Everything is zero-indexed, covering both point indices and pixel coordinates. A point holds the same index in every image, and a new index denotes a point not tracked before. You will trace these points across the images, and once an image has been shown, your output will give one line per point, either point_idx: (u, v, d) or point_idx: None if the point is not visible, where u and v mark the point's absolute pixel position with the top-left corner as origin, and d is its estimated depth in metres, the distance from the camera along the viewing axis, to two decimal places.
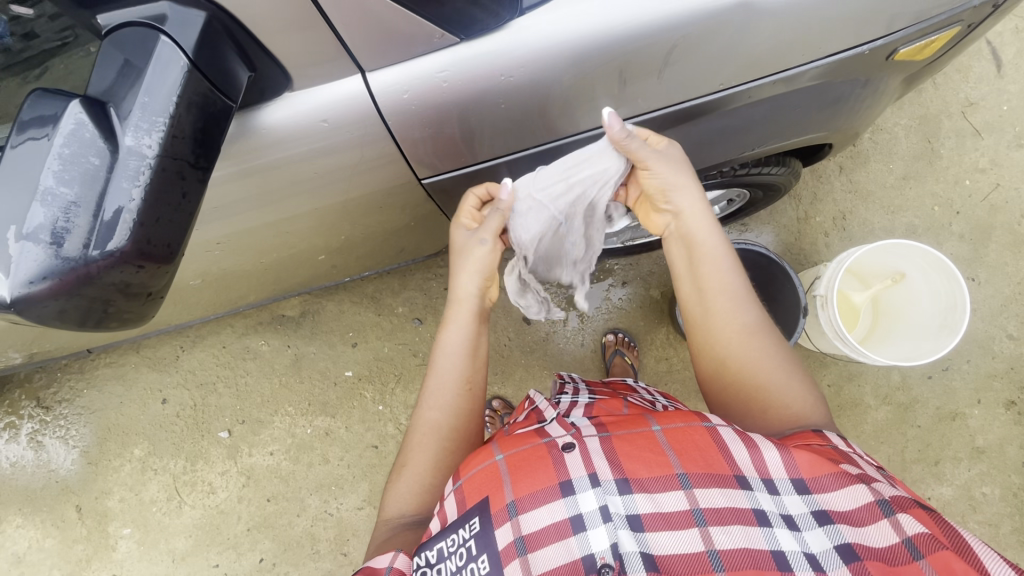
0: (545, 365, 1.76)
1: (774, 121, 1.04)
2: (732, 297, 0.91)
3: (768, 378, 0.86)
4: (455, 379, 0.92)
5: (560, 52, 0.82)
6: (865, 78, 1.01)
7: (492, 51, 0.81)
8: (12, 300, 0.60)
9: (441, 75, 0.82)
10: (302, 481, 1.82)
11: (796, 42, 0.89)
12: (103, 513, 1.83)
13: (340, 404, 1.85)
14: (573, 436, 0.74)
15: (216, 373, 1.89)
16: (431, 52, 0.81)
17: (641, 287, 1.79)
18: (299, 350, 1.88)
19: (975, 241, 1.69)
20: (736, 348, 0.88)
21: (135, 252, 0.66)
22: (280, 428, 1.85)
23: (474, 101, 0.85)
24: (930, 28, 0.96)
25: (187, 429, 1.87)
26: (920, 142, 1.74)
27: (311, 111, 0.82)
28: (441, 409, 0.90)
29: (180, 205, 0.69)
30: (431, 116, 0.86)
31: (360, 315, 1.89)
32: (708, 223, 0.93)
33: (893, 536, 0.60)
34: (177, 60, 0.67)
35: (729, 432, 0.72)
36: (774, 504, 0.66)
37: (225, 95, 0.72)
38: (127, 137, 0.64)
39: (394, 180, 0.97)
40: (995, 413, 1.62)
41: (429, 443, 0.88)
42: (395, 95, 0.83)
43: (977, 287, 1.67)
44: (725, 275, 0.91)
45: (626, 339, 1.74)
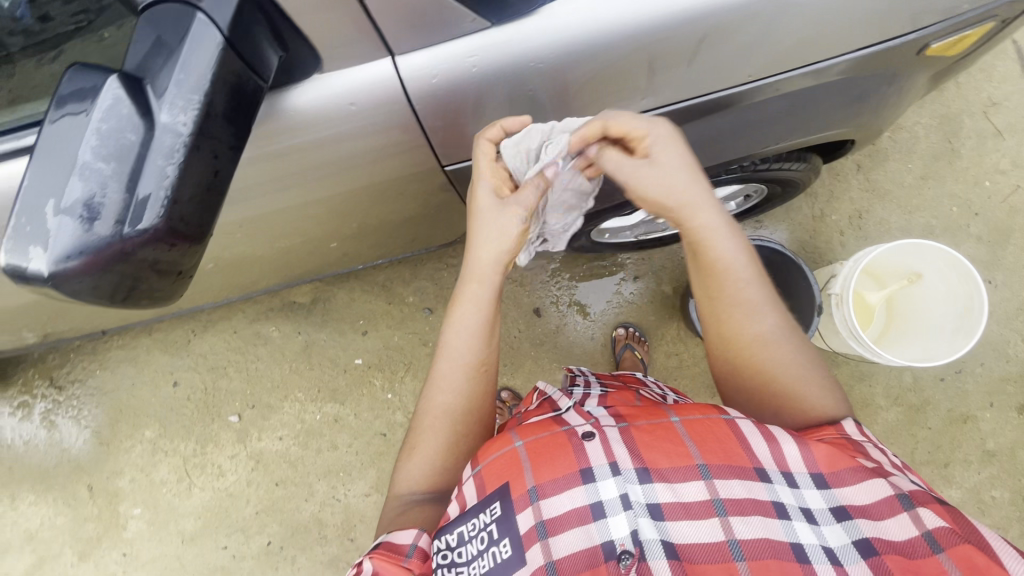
0: (554, 357, 1.77)
1: (797, 116, 1.03)
2: (748, 299, 0.86)
3: (789, 375, 0.84)
4: (466, 362, 0.88)
5: (591, 38, 0.81)
6: (894, 73, 1.00)
7: (523, 38, 0.81)
8: (50, 274, 0.60)
9: (472, 60, 0.82)
10: (310, 466, 1.83)
11: (827, 35, 0.88)
12: (114, 493, 1.86)
13: (349, 392, 1.86)
14: (593, 425, 0.74)
15: (227, 357, 1.90)
16: (461, 36, 0.80)
17: (653, 282, 1.78)
18: (309, 337, 1.89)
19: (994, 243, 1.67)
20: (751, 356, 0.85)
21: (168, 230, 0.66)
22: (289, 413, 1.86)
23: (502, 86, 0.85)
24: (961, 26, 0.95)
25: (197, 413, 1.89)
26: (941, 141, 1.72)
27: (336, 95, 0.82)
28: (451, 392, 0.88)
29: (212, 183, 0.70)
30: (457, 101, 0.85)
31: (371, 304, 1.89)
32: (712, 218, 0.85)
33: (912, 529, 0.60)
34: (211, 36, 0.66)
35: (748, 425, 0.73)
36: (792, 497, 0.66)
37: (256, 75, 0.72)
38: (163, 114, 0.63)
39: (415, 167, 0.97)
40: (1008, 417, 1.61)
41: (438, 426, 0.87)
42: (424, 79, 0.83)
43: (993, 290, 1.65)
44: (742, 286, 0.86)
45: (636, 334, 1.74)
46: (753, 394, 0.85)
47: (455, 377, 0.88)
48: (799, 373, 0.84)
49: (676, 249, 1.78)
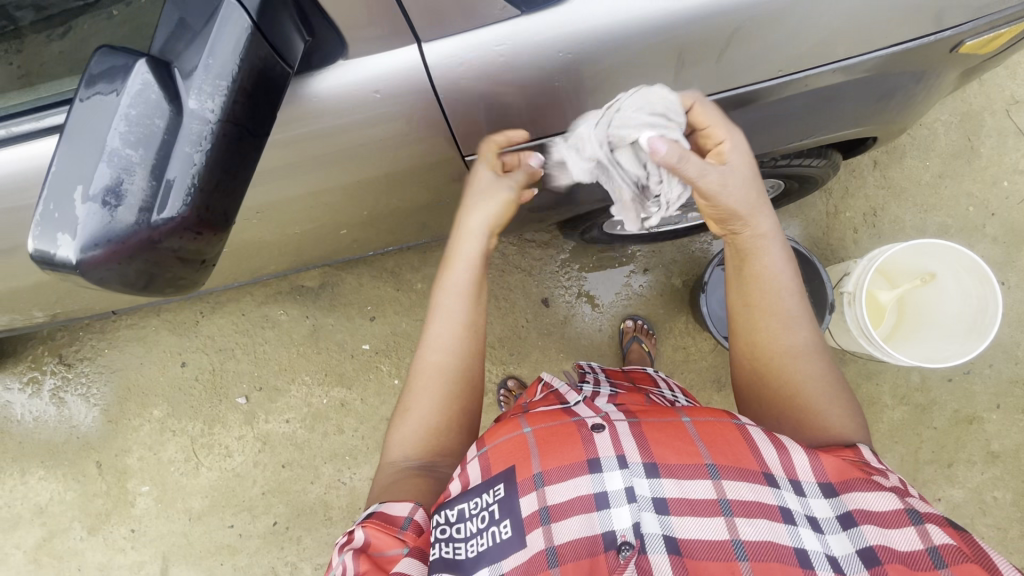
0: (562, 347, 1.77)
1: (823, 112, 1.01)
2: (790, 311, 0.89)
3: (813, 390, 0.85)
4: (457, 322, 0.89)
5: (621, 29, 0.80)
6: (924, 70, 0.98)
7: (552, 27, 0.79)
8: (78, 263, 0.60)
9: (497, 50, 0.80)
10: (317, 449, 1.85)
11: (861, 30, 0.85)
12: (123, 470, 1.88)
13: (356, 377, 1.86)
14: (603, 418, 0.75)
15: (235, 339, 1.91)
16: (490, 24, 0.79)
17: (662, 274, 1.77)
18: (317, 321, 1.89)
19: (1009, 244, 1.65)
20: (783, 362, 0.87)
21: (195, 219, 0.65)
22: (296, 397, 1.87)
23: (527, 76, 0.83)
24: (995, 25, 0.93)
25: (205, 393, 1.91)
26: (960, 139, 1.69)
27: (359, 82, 0.81)
28: (441, 351, 0.89)
29: (237, 171, 0.69)
30: (481, 90, 0.84)
31: (379, 290, 1.88)
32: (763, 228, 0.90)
33: (918, 542, 0.60)
34: (239, 21, 0.65)
35: (758, 432, 0.73)
36: (799, 504, 0.66)
37: (283, 60, 0.71)
38: (191, 100, 0.62)
39: (430, 156, 0.95)
40: (1014, 419, 1.61)
41: (430, 385, 0.88)
42: (450, 67, 0.81)
43: (1006, 291, 1.64)
44: (782, 297, 0.89)
45: (643, 327, 1.73)
46: (777, 398, 0.86)
47: (450, 339, 0.89)
48: (829, 391, 0.85)
49: (687, 242, 1.77)
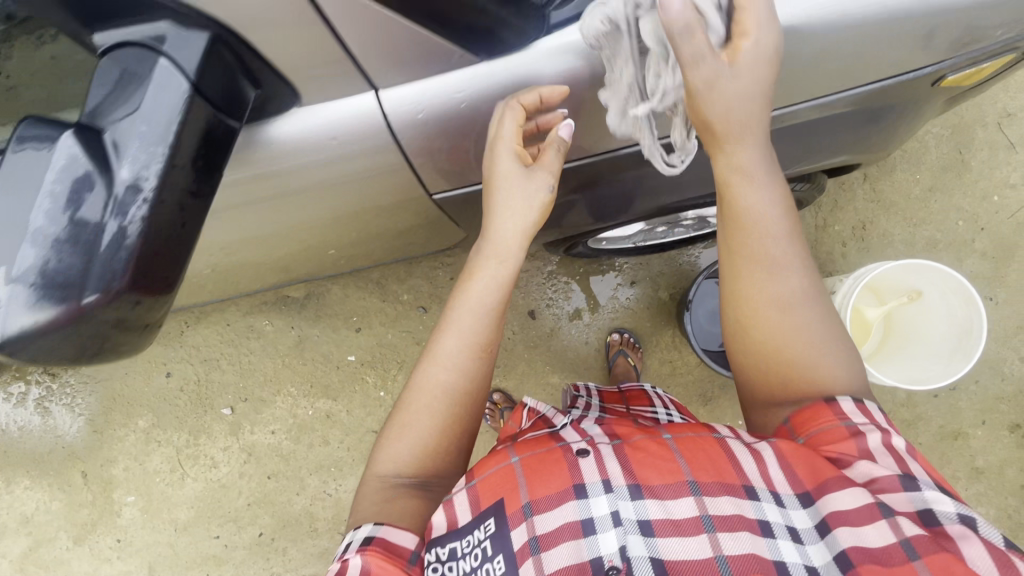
0: (548, 360, 1.76)
1: (801, 144, 1.01)
2: (778, 259, 0.83)
3: (802, 342, 0.82)
4: (472, 341, 0.88)
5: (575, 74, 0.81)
6: (907, 102, 0.96)
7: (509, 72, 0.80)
8: (8, 339, 0.61)
9: (457, 95, 0.81)
10: (302, 461, 1.85)
11: (833, 71, 0.85)
12: (108, 480, 1.88)
13: (342, 388, 1.85)
14: (588, 442, 0.76)
15: (220, 350, 1.90)
16: (447, 71, 0.79)
17: (650, 287, 1.76)
18: (302, 332, 1.88)
19: (997, 259, 1.64)
20: (766, 317, 0.83)
21: (133, 285, 0.66)
22: (281, 408, 1.87)
23: (488, 117, 0.84)
24: (976, 61, 0.91)
25: (190, 404, 1.90)
26: (951, 152, 1.67)
27: (318, 127, 0.81)
28: (452, 369, 0.87)
29: (178, 234, 0.70)
30: (442, 132, 0.84)
31: (365, 301, 1.87)
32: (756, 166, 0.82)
33: (889, 535, 0.60)
34: (177, 85, 0.65)
35: (738, 443, 0.74)
36: (779, 515, 0.67)
37: (229, 117, 0.71)
38: (123, 170, 0.63)
39: (401, 189, 0.94)
40: (998, 435, 1.61)
41: (429, 402, 0.86)
42: (409, 112, 0.81)
43: (993, 307, 1.63)
44: (773, 245, 0.83)
45: (630, 340, 1.73)
46: (763, 352, 0.83)
47: (459, 354, 0.88)
48: (816, 343, 0.82)
49: (675, 255, 1.76)
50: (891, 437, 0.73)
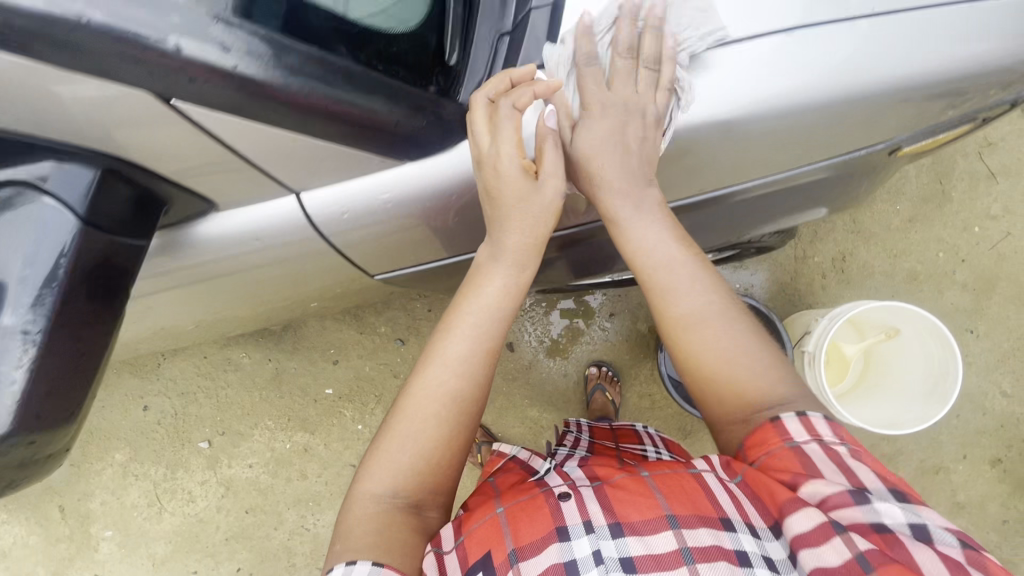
0: (526, 393, 1.74)
1: (764, 209, 1.04)
2: (673, 280, 0.84)
3: (715, 358, 0.80)
4: (477, 348, 0.82)
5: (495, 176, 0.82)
6: (866, 169, 0.98)
7: (430, 174, 0.80)
8: None
9: (379, 198, 0.81)
10: (280, 495, 1.83)
11: (787, 152, 0.87)
12: (86, 514, 1.86)
13: (320, 422, 1.84)
14: (570, 486, 0.77)
15: (197, 383, 1.88)
16: (367, 177, 0.80)
17: (629, 319, 1.74)
18: (279, 365, 1.86)
19: (978, 291, 1.62)
20: (677, 336, 0.83)
21: (27, 423, 0.72)
22: (259, 441, 1.85)
23: (417, 214, 0.85)
24: (936, 130, 0.94)
25: (168, 437, 1.87)
26: (931, 183, 1.65)
27: (246, 228, 0.84)
28: (453, 376, 0.81)
29: (76, 364, 0.75)
30: (369, 229, 0.86)
31: (343, 333, 1.85)
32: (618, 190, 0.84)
33: (846, 551, 0.59)
34: (62, 226, 0.70)
35: (713, 477, 0.74)
36: (756, 545, 0.66)
37: (125, 242, 0.76)
38: (9, 317, 0.70)
39: (349, 261, 0.96)
40: (980, 470, 1.59)
41: (424, 409, 0.79)
42: (334, 214, 0.83)
43: (975, 340, 1.61)
44: (663, 258, 0.85)
45: (609, 374, 1.71)
46: (693, 378, 0.82)
47: (466, 358, 0.82)
48: (728, 355, 0.80)
49: None
50: (835, 454, 0.69)
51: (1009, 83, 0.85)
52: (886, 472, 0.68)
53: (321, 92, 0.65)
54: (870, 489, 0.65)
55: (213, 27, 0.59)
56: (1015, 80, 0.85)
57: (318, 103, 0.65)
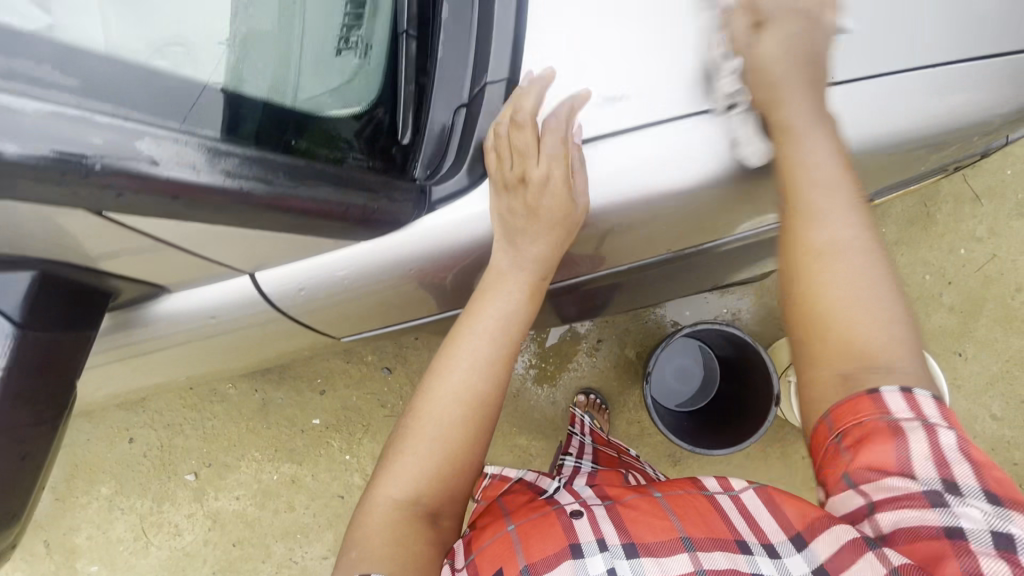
0: (514, 422, 1.73)
1: (736, 256, 1.07)
2: (828, 202, 0.71)
3: (862, 305, 0.66)
4: (484, 360, 0.79)
5: (452, 253, 0.79)
6: None
7: (380, 252, 0.77)
8: None
9: (337, 273, 0.80)
10: (267, 527, 1.81)
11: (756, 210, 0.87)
12: (70, 550, 1.82)
13: (307, 452, 1.82)
14: (581, 504, 0.72)
15: (182, 415, 1.85)
16: (321, 258, 0.79)
17: (616, 345, 1.73)
18: (266, 395, 1.84)
19: (966, 314, 1.62)
20: (813, 265, 0.70)
21: None
22: (245, 473, 1.83)
23: (376, 287, 0.84)
24: (899, 184, 1.00)
25: (153, 470, 1.85)
26: (917, 205, 1.65)
27: (201, 307, 0.85)
28: (463, 383, 0.77)
29: (21, 463, 0.76)
30: (327, 301, 0.87)
31: (329, 363, 1.83)
32: (793, 95, 0.74)
33: (879, 567, 0.52)
34: (1, 330, 0.68)
35: (728, 499, 0.68)
36: (775, 568, 0.60)
37: (72, 335, 0.76)
38: None
39: (316, 322, 0.96)
40: None
41: (439, 417, 0.76)
42: (292, 289, 0.83)
43: (963, 363, 1.61)
44: (826, 170, 0.72)
45: (596, 402, 1.68)
46: (826, 326, 0.67)
47: (481, 361, 0.79)
48: (867, 301, 0.66)
49: (641, 313, 1.73)
50: (937, 435, 0.58)
51: (983, 133, 0.86)
52: (993, 475, 0.56)
53: (266, 193, 0.61)
54: (958, 489, 0.55)
55: (139, 140, 0.53)
56: (980, 137, 0.88)
57: (264, 205, 0.61)
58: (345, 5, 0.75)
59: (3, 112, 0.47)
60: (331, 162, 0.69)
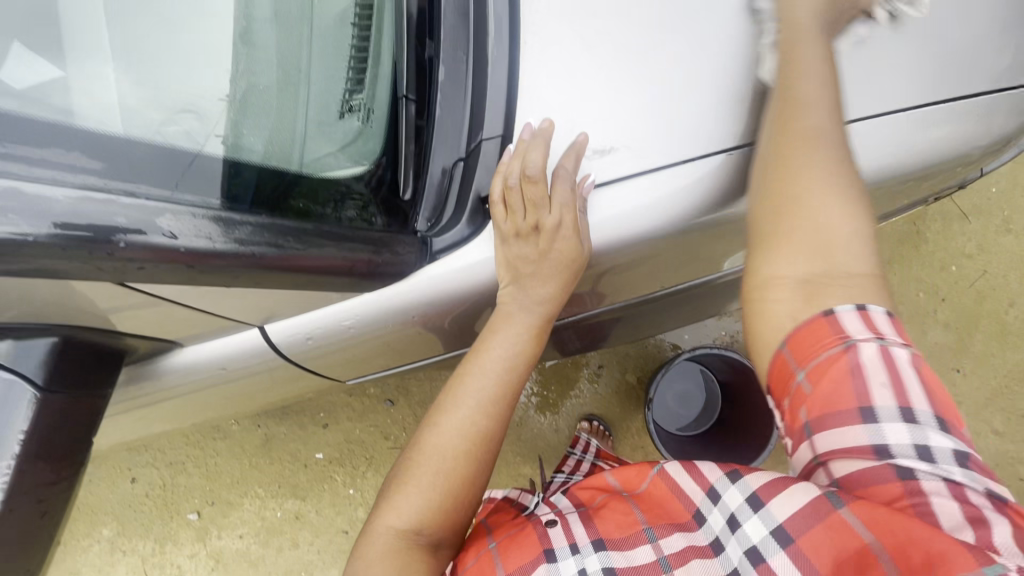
0: (517, 451, 1.72)
1: (729, 288, 1.09)
2: (816, 112, 0.71)
3: (831, 212, 0.66)
4: (488, 397, 0.79)
5: (454, 301, 0.83)
6: None
7: (384, 301, 0.80)
8: None
9: (344, 322, 0.83)
10: (271, 566, 1.79)
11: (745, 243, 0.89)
12: None
13: (310, 487, 1.82)
14: (557, 512, 0.74)
15: (186, 453, 1.85)
16: (328, 309, 0.81)
17: (617, 371, 1.74)
18: (269, 431, 1.84)
19: (961, 330, 1.64)
20: (790, 163, 0.69)
21: None
22: (249, 510, 1.82)
23: (381, 334, 0.87)
24: (890, 212, 1.00)
25: (156, 510, 1.83)
26: (906, 224, 1.68)
27: (208, 359, 0.88)
28: (466, 419, 0.77)
29: (40, 523, 0.76)
30: (333, 348, 0.89)
31: (332, 396, 1.84)
32: (811, 26, 0.75)
33: (814, 490, 0.56)
34: (24, 394, 0.70)
35: (673, 462, 0.70)
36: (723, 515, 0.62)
37: (90, 393, 0.78)
38: None
39: (322, 367, 0.97)
40: None
41: (441, 450, 0.76)
42: (299, 339, 0.85)
43: (962, 379, 1.62)
44: (815, 84, 0.72)
45: (600, 428, 1.66)
46: (790, 223, 0.67)
47: (484, 396, 0.79)
48: (829, 205, 0.66)
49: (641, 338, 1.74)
50: (891, 354, 0.58)
51: (964, 164, 0.89)
52: (941, 393, 0.57)
53: (274, 255, 0.65)
54: (914, 415, 0.56)
55: (159, 218, 0.57)
56: (959, 168, 0.90)
57: (272, 265, 0.65)
58: (346, 71, 0.78)
59: (35, 201, 0.51)
60: (335, 220, 0.73)
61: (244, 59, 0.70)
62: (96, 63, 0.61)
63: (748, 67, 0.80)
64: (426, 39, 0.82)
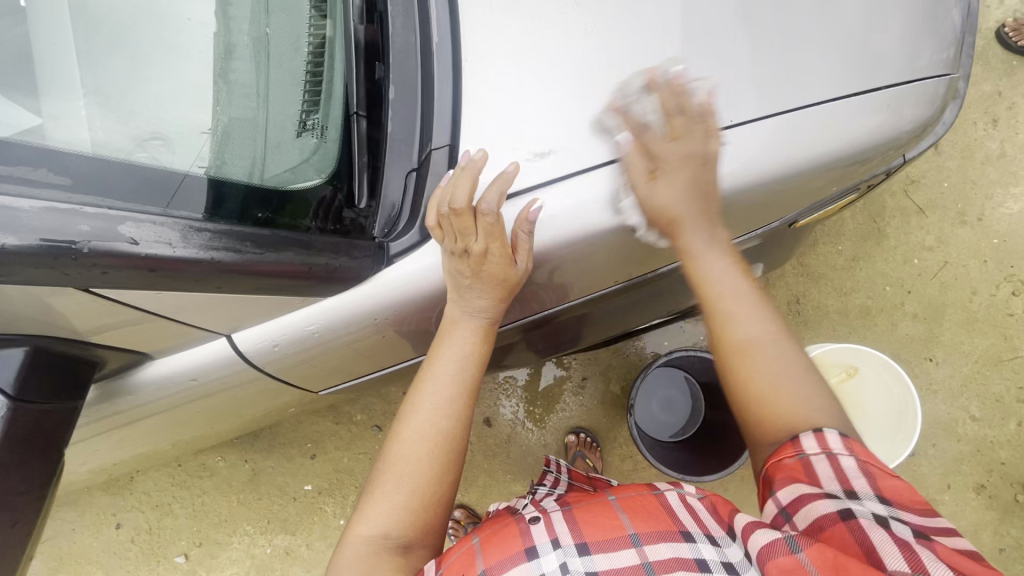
0: (507, 468, 1.72)
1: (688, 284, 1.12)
2: (734, 306, 0.80)
3: (789, 394, 0.75)
4: (446, 397, 0.82)
5: (413, 302, 0.86)
6: (771, 242, 1.09)
7: (344, 306, 0.83)
8: None
9: (310, 327, 0.85)
10: None
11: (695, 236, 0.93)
12: None
13: (300, 521, 1.79)
14: (541, 511, 0.74)
15: (172, 494, 1.81)
16: (290, 315, 0.84)
17: (600, 381, 1.76)
18: (256, 465, 1.82)
19: (930, 320, 1.69)
20: (741, 362, 0.78)
21: None
22: (238, 549, 1.78)
23: (345, 340, 0.89)
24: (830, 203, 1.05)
25: (142, 555, 1.79)
26: (867, 221, 1.74)
27: (179, 370, 0.89)
28: (428, 420, 0.80)
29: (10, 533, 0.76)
30: (299, 356, 0.91)
31: (319, 426, 1.83)
32: (691, 207, 0.82)
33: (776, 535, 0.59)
34: None
35: (674, 497, 0.71)
36: (715, 553, 0.63)
37: (59, 403, 0.78)
38: None
39: (295, 380, 0.99)
40: (966, 498, 1.59)
41: (408, 455, 0.78)
42: (264, 346, 0.87)
43: (935, 367, 1.66)
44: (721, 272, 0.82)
45: (586, 439, 1.69)
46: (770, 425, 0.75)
47: (444, 398, 0.82)
48: (785, 382, 0.75)
49: (622, 347, 1.76)
50: (841, 459, 0.67)
51: (891, 151, 0.95)
52: (881, 473, 0.66)
53: (236, 260, 0.69)
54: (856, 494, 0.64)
55: (121, 225, 0.61)
56: (878, 157, 0.95)
57: (234, 269, 0.69)
58: (302, 93, 0.82)
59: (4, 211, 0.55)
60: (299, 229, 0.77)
61: (225, 93, 0.76)
62: (66, 93, 0.65)
63: (672, 76, 0.86)
64: (375, 63, 0.88)
